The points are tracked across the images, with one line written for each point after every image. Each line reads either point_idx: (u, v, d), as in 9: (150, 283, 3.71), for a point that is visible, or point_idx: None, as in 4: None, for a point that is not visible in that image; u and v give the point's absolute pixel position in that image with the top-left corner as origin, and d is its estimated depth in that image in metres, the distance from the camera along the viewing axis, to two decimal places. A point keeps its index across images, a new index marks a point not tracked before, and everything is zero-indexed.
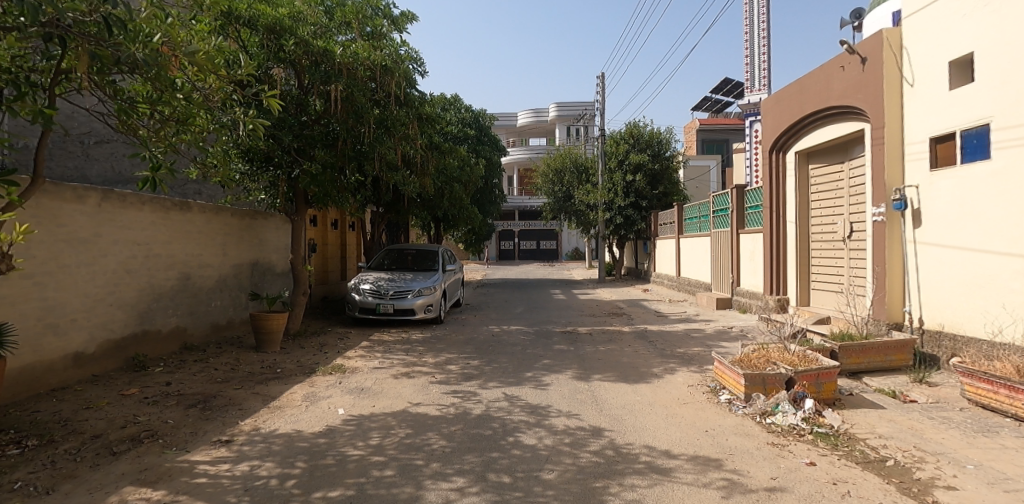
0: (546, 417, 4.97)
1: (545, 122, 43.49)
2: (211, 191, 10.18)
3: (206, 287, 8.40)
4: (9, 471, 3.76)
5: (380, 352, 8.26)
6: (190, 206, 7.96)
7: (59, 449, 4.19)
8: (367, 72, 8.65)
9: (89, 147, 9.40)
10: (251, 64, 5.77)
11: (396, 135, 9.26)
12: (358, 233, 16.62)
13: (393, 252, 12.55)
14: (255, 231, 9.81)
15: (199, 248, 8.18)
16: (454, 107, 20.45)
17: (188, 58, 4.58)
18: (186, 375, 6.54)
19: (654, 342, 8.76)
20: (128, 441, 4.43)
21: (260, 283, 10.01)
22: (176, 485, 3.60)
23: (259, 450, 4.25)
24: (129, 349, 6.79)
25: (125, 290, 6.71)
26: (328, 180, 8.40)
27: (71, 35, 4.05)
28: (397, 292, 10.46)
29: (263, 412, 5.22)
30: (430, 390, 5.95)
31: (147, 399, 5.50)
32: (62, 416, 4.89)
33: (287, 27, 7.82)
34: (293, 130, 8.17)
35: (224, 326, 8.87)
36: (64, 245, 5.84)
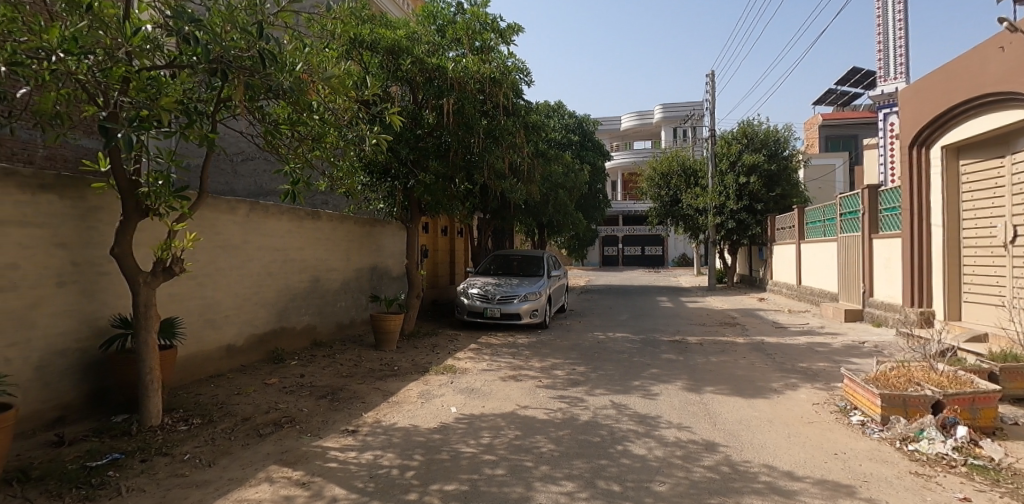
0: (655, 428, 4.87)
1: (649, 125, 42.54)
2: (335, 201, 11.16)
3: (332, 289, 9.17)
4: (180, 444, 4.37)
5: (488, 354, 8.52)
6: (319, 215, 8.75)
7: (217, 428, 4.80)
8: (477, 84, 8.99)
9: (237, 165, 10.64)
10: (375, 86, 6.23)
11: (504, 144, 9.48)
12: (465, 240, 17.31)
13: (499, 257, 12.90)
14: (374, 238, 10.55)
15: (326, 254, 8.95)
16: (557, 114, 20.75)
17: (324, 83, 5.07)
18: (316, 368, 7.18)
19: (772, 355, 8.24)
20: (271, 424, 4.96)
21: (377, 286, 10.73)
22: (312, 468, 3.99)
23: (381, 440, 4.58)
24: (269, 343, 7.59)
25: (267, 291, 7.52)
26: (439, 189, 8.99)
27: (231, 68, 4.59)
28: (504, 297, 10.73)
29: (383, 406, 5.62)
30: (537, 394, 6.06)
31: (285, 389, 6.12)
32: (218, 399, 5.59)
33: (404, 48, 8.37)
34: (409, 143, 8.76)
35: (347, 325, 9.63)
36: (220, 250, 6.66)
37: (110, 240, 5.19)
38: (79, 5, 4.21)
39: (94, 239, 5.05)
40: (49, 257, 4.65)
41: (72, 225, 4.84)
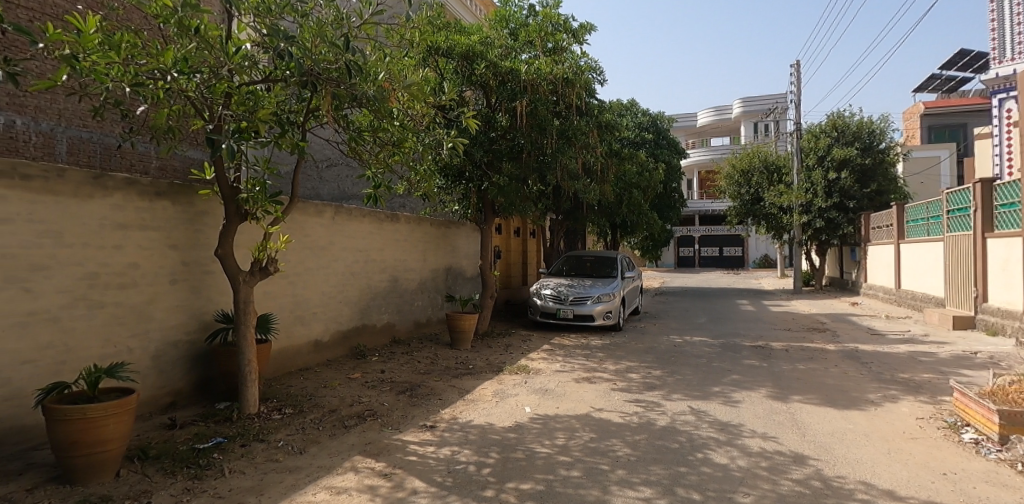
0: (737, 436, 4.68)
1: (728, 120, 40.88)
2: (412, 204, 11.57)
3: (410, 288, 9.49)
4: (275, 431, 4.68)
5: (562, 356, 8.51)
6: (398, 218, 9.08)
7: (307, 418, 5.10)
8: (549, 85, 9.01)
9: (322, 171, 11.22)
10: (451, 91, 6.40)
11: (577, 145, 9.44)
12: (538, 241, 17.38)
13: (572, 258, 12.83)
14: (449, 239, 10.82)
15: (404, 255, 9.28)
16: (630, 113, 20.40)
17: (405, 91, 5.28)
18: (395, 365, 7.46)
19: (868, 364, 7.68)
20: (355, 417, 5.21)
21: (452, 286, 10.99)
22: (393, 460, 4.15)
23: (458, 437, 4.69)
24: (352, 340, 7.96)
25: (350, 289, 7.90)
26: (513, 191, 9.02)
27: (320, 80, 4.86)
28: (577, 298, 10.67)
29: (459, 403, 5.76)
30: (612, 397, 5.99)
31: (367, 384, 6.40)
32: (308, 391, 5.93)
33: (478, 52, 8.54)
34: (483, 146, 8.90)
35: (424, 323, 9.93)
36: (309, 251, 7.07)
37: (214, 241, 5.65)
38: (187, 29, 4.60)
39: (200, 241, 5.51)
40: (163, 257, 5.12)
41: (182, 228, 5.30)
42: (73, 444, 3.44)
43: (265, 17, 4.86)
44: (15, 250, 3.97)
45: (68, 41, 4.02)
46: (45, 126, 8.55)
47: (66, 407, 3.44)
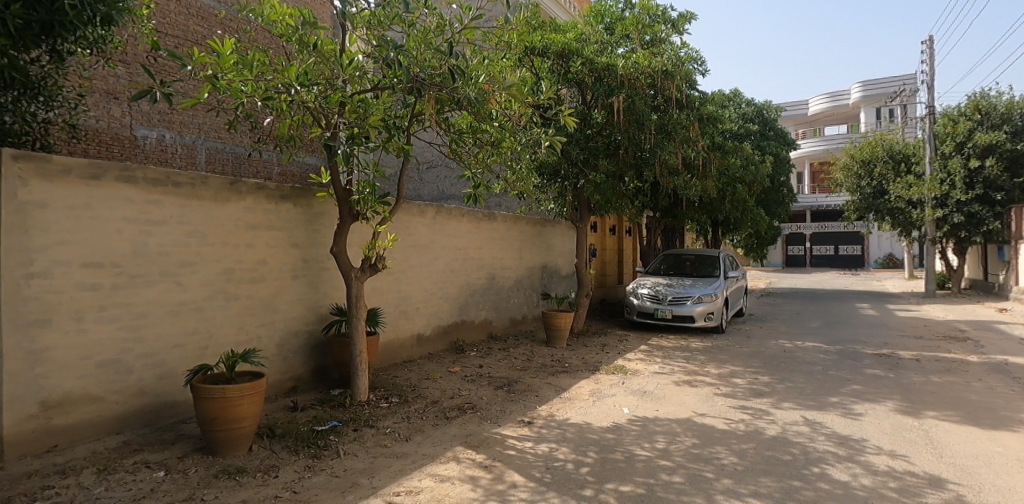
0: (859, 452, 4.31)
1: (845, 106, 37.61)
2: (508, 203, 11.76)
3: (506, 286, 9.66)
4: (383, 419, 4.96)
5: (660, 357, 8.27)
6: (495, 217, 9.27)
7: (412, 407, 5.36)
8: (647, 79, 8.79)
9: (423, 173, 11.72)
10: (549, 90, 6.42)
11: (677, 139, 9.13)
12: (634, 239, 17.01)
13: (670, 257, 12.42)
14: (545, 237, 10.88)
15: (501, 253, 9.46)
16: (732, 104, 19.40)
17: (504, 92, 5.37)
18: (493, 360, 7.63)
19: (1020, 379, 6.75)
20: (456, 409, 5.39)
21: (547, 284, 11.04)
22: (492, 452, 4.26)
23: (556, 434, 4.72)
24: (452, 335, 8.25)
25: (450, 286, 8.18)
26: (609, 188, 8.84)
27: (424, 86, 5.07)
28: (676, 298, 10.32)
29: (556, 401, 5.78)
30: (715, 402, 5.75)
31: (466, 377, 6.60)
32: (412, 382, 6.23)
33: (574, 50, 8.51)
34: (579, 144, 8.85)
35: (520, 320, 10.08)
36: (412, 249, 7.40)
37: (329, 240, 6.08)
38: (307, 46, 5.01)
39: (318, 240, 5.97)
40: (286, 254, 5.59)
41: (302, 227, 5.76)
42: (215, 420, 3.86)
43: (375, 30, 5.19)
44: (168, 247, 4.52)
45: (210, 63, 4.52)
46: (188, 139, 9.67)
47: (209, 386, 3.86)
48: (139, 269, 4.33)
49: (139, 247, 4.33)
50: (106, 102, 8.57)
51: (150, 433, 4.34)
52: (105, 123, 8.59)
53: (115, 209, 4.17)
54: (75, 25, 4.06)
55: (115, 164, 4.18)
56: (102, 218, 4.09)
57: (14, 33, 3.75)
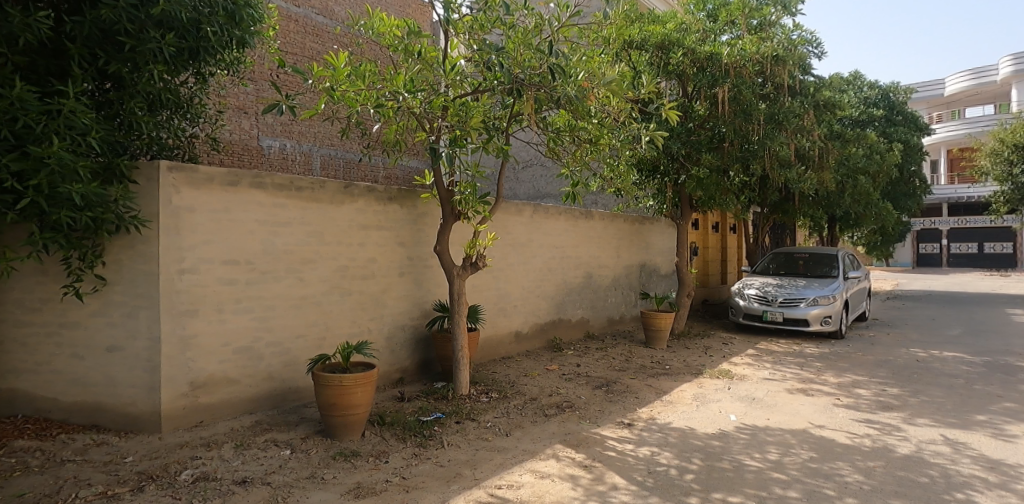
0: (1014, 479, 3.80)
1: (991, 84, 33.21)
2: (605, 201, 11.61)
3: (604, 284, 9.56)
4: (484, 413, 5.10)
5: (770, 362, 7.79)
6: (592, 215, 9.18)
7: (511, 403, 5.46)
8: (755, 66, 8.31)
9: (519, 173, 11.94)
10: (650, 83, 6.25)
11: (789, 128, 8.57)
12: (739, 237, 16.14)
13: (781, 256, 11.65)
14: (644, 235, 10.61)
15: (598, 251, 9.37)
16: (853, 88, 17.80)
17: (603, 88, 5.31)
18: (590, 360, 7.58)
19: None
20: (554, 407, 5.42)
21: (646, 283, 10.77)
22: (592, 453, 4.23)
23: (657, 438, 4.60)
24: (549, 333, 8.30)
25: (547, 284, 8.22)
26: (713, 184, 8.52)
27: (523, 86, 5.12)
28: (788, 300, 9.66)
29: (657, 404, 5.64)
30: (834, 413, 5.32)
31: (564, 376, 6.61)
32: (511, 378, 6.34)
33: (674, 40, 8.24)
34: (681, 138, 8.52)
35: (617, 320, 9.93)
36: (510, 248, 7.53)
37: (432, 239, 6.34)
38: (411, 54, 5.27)
39: (422, 239, 6.24)
40: (393, 253, 5.91)
41: (408, 227, 6.06)
42: (332, 406, 4.17)
43: (475, 34, 5.35)
44: (292, 246, 4.94)
45: (327, 75, 4.88)
46: (306, 147, 10.51)
47: (327, 375, 4.17)
48: (268, 266, 4.77)
49: (268, 246, 4.76)
50: (239, 116, 9.51)
51: (277, 415, 4.78)
52: (238, 135, 9.55)
53: (248, 212, 4.62)
54: (216, 49, 4.56)
55: (249, 172, 4.63)
56: (238, 220, 4.56)
57: (169, 60, 4.29)
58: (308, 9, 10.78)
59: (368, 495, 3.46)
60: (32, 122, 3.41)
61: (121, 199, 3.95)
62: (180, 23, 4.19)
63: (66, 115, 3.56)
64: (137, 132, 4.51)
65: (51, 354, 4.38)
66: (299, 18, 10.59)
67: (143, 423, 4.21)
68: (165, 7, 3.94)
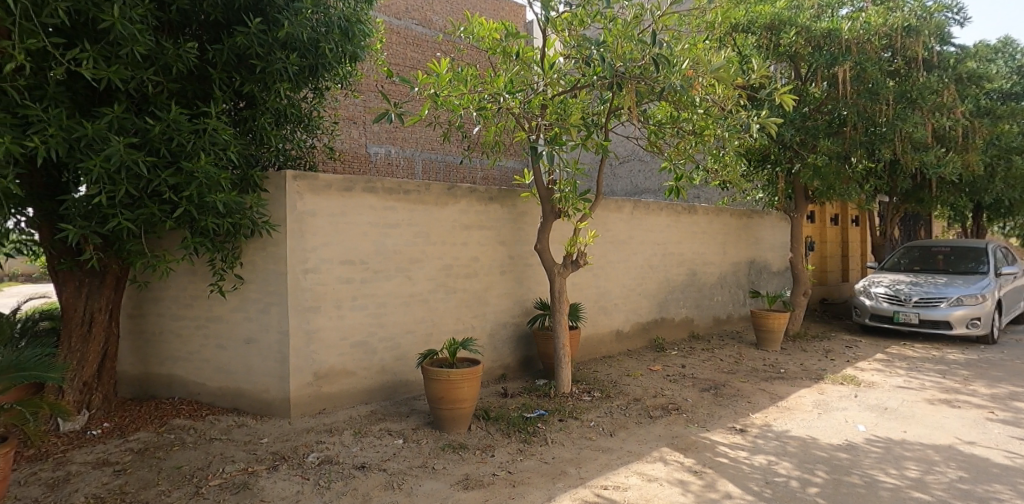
0: None
1: None
2: (708, 194, 11.06)
3: (709, 282, 9.14)
4: (586, 412, 5.07)
5: (904, 369, 7.05)
6: (696, 210, 8.80)
7: (614, 403, 5.38)
8: (882, 41, 7.62)
9: (616, 169, 11.84)
10: (761, 67, 5.86)
11: (925, 107, 7.74)
12: (864, 229, 14.74)
13: (915, 250, 10.50)
14: (753, 230, 10.01)
15: (703, 247, 8.97)
16: (1002, 56, 15.62)
17: (711, 76, 5.05)
18: (696, 361, 7.29)
19: None
20: (660, 408, 5.27)
21: (756, 281, 10.16)
22: (703, 458, 4.07)
23: (774, 446, 4.33)
24: (651, 332, 8.09)
25: (649, 282, 8.01)
26: (832, 172, 7.75)
27: (624, 79, 5.01)
28: (924, 299, 8.69)
29: (772, 409, 5.30)
30: (986, 429, 4.71)
31: (669, 377, 6.41)
32: (613, 378, 6.25)
33: (786, 19, 7.62)
34: (794, 124, 7.86)
35: (724, 320, 9.46)
36: (611, 245, 7.41)
37: (533, 237, 6.41)
38: (509, 55, 5.39)
39: (523, 237, 6.32)
40: (495, 251, 6.04)
41: (509, 226, 6.16)
42: (441, 399, 4.34)
43: (573, 30, 5.32)
44: (402, 247, 5.21)
45: (432, 82, 5.08)
46: (408, 152, 11.02)
47: (436, 369, 4.35)
48: (380, 265, 5.06)
49: (380, 246, 5.05)
50: (349, 127, 10.16)
51: (390, 405, 5.06)
52: (348, 144, 10.21)
53: (362, 215, 4.93)
54: (332, 64, 4.91)
55: (362, 177, 4.94)
56: (354, 223, 4.88)
57: (293, 77, 4.67)
58: (408, 21, 11.28)
59: (477, 487, 3.57)
60: (184, 140, 3.87)
61: (255, 206, 4.36)
62: (302, 43, 4.54)
63: (210, 133, 3.99)
64: (267, 144, 4.95)
65: (200, 345, 4.95)
66: (400, 30, 11.11)
67: (276, 408, 4.64)
68: (290, 30, 4.29)
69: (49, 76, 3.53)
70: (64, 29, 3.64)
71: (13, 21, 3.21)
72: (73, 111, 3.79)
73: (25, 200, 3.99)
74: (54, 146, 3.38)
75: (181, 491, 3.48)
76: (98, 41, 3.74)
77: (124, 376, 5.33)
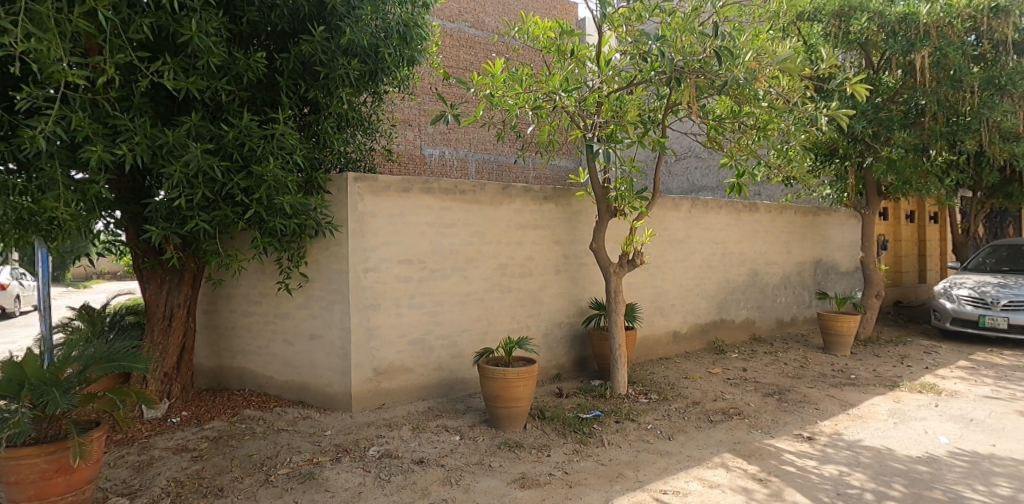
0: None
1: None
2: (770, 191, 10.67)
3: (772, 283, 8.80)
4: (643, 414, 4.98)
5: (990, 377, 6.55)
6: (758, 207, 8.48)
7: (672, 406, 5.26)
8: (965, 24, 7.12)
9: (672, 166, 11.60)
10: (830, 57, 5.58)
11: (1015, 93, 7.17)
12: (943, 227, 13.80)
13: (1003, 250, 9.74)
14: (820, 229, 9.55)
15: (765, 246, 8.64)
16: None
17: (776, 68, 4.85)
18: (759, 364, 7.03)
19: None
20: (721, 413, 5.12)
21: (823, 282, 9.69)
22: (767, 466, 3.92)
23: (846, 456, 4.12)
24: (710, 334, 7.86)
25: (708, 282, 7.79)
26: (909, 166, 7.34)
27: (683, 74, 4.88)
28: (1014, 302, 8.04)
29: (842, 417, 5.04)
30: None
31: (730, 380, 6.21)
32: (670, 380, 6.12)
33: (857, 5, 7.16)
34: (866, 115, 7.34)
35: (788, 322, 9.08)
36: (668, 245, 7.25)
37: (587, 236, 6.35)
38: (564, 53, 5.30)
39: (577, 237, 6.28)
40: (550, 251, 6.03)
41: (564, 225, 6.13)
42: (497, 398, 4.38)
43: (630, 25, 5.20)
44: (458, 246, 5.28)
45: (487, 83, 5.07)
46: (462, 153, 11.15)
47: (492, 368, 4.38)
48: (437, 264, 5.15)
49: (437, 246, 5.14)
50: (405, 129, 10.38)
51: (447, 402, 5.15)
52: (404, 146, 10.44)
53: (419, 215, 5.03)
54: (391, 68, 5.04)
55: (419, 178, 5.04)
56: (411, 223, 4.99)
57: (354, 82, 4.83)
58: (462, 24, 11.40)
59: (534, 486, 3.58)
60: (255, 145, 4.06)
61: (319, 207, 4.54)
62: (362, 49, 4.68)
63: (278, 137, 4.17)
64: (329, 147, 5.13)
65: (269, 340, 5.19)
66: (453, 33, 11.25)
67: (338, 402, 4.81)
68: (351, 36, 4.42)
69: (135, 88, 3.79)
70: (148, 44, 3.91)
71: (104, 38, 3.48)
72: (155, 120, 4.05)
73: (115, 204, 4.30)
74: (139, 153, 3.63)
75: (252, 478, 3.66)
76: (177, 54, 4.00)
77: (201, 368, 5.66)
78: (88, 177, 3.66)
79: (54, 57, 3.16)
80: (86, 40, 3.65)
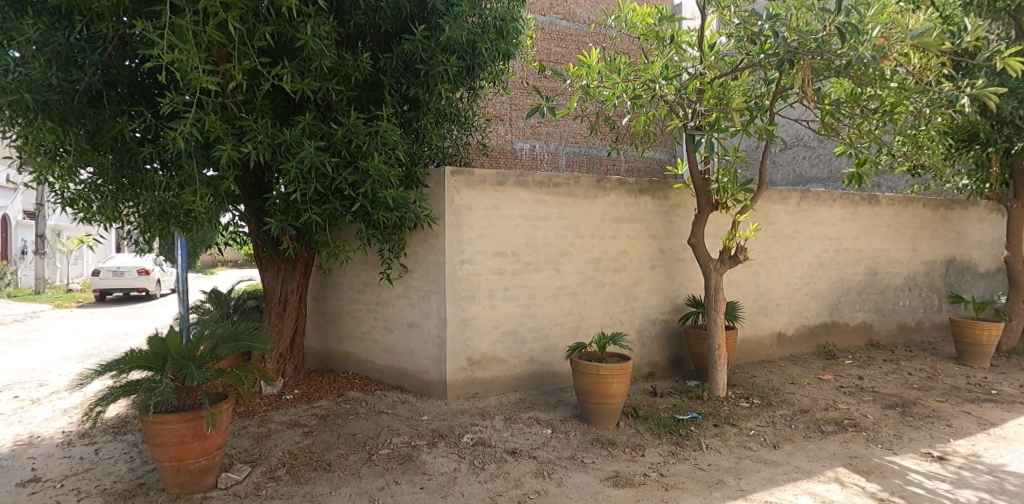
0: None
1: None
2: (891, 183, 9.73)
3: (894, 284, 8.00)
4: (745, 419, 4.72)
5: None
6: (878, 200, 7.72)
7: (777, 413, 4.93)
8: None
9: (777, 156, 10.91)
10: (974, 28, 4.94)
11: None
12: None
13: None
14: (953, 224, 8.54)
15: (886, 243, 7.86)
16: None
17: (909, 43, 4.36)
18: (877, 373, 6.43)
19: None
20: (833, 423, 4.73)
21: (956, 283, 8.68)
22: (889, 485, 3.58)
23: (986, 481, 3.66)
24: (820, 337, 7.31)
25: (818, 282, 7.23)
26: None
27: (797, 55, 4.51)
28: None
29: (981, 437, 4.49)
30: None
31: (843, 389, 5.73)
32: (774, 385, 5.74)
33: None
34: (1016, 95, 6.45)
35: (913, 328, 8.23)
36: (774, 241, 6.80)
37: (685, 231, 6.10)
38: (663, 40, 5.12)
39: (674, 231, 6.05)
40: (645, 246, 5.86)
41: (660, 219, 5.94)
42: (591, 393, 4.33)
43: (737, 6, 4.91)
44: (551, 239, 5.27)
45: (582, 74, 5.06)
46: (553, 146, 11.10)
47: (585, 363, 4.34)
48: (531, 257, 5.18)
49: (530, 239, 5.16)
50: (497, 124, 10.53)
51: (538, 395, 5.17)
52: (496, 141, 10.57)
53: (514, 208, 5.07)
54: (487, 63, 5.12)
55: (513, 172, 5.07)
56: (506, 216, 5.04)
57: (453, 78, 4.94)
58: (553, 16, 11.33)
59: (627, 485, 3.51)
60: (361, 142, 4.27)
61: (418, 201, 4.71)
62: (460, 46, 4.80)
63: (381, 134, 4.37)
64: (427, 143, 5.28)
65: (371, 327, 5.47)
66: (545, 27, 11.22)
67: (434, 389, 4.98)
68: (450, 34, 4.57)
69: (258, 91, 4.10)
70: (268, 50, 4.22)
71: (232, 46, 3.78)
72: (274, 120, 4.37)
73: (240, 198, 4.72)
74: (261, 151, 3.94)
75: (357, 456, 3.89)
76: (294, 58, 4.29)
77: (310, 350, 6.09)
78: (218, 174, 4.04)
79: (192, 65, 3.50)
80: (218, 50, 3.99)
